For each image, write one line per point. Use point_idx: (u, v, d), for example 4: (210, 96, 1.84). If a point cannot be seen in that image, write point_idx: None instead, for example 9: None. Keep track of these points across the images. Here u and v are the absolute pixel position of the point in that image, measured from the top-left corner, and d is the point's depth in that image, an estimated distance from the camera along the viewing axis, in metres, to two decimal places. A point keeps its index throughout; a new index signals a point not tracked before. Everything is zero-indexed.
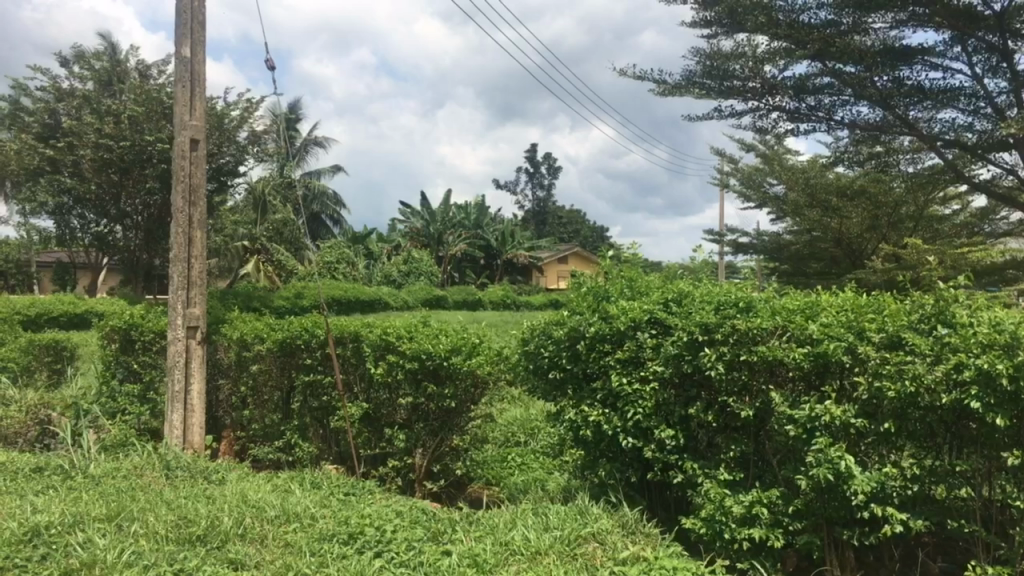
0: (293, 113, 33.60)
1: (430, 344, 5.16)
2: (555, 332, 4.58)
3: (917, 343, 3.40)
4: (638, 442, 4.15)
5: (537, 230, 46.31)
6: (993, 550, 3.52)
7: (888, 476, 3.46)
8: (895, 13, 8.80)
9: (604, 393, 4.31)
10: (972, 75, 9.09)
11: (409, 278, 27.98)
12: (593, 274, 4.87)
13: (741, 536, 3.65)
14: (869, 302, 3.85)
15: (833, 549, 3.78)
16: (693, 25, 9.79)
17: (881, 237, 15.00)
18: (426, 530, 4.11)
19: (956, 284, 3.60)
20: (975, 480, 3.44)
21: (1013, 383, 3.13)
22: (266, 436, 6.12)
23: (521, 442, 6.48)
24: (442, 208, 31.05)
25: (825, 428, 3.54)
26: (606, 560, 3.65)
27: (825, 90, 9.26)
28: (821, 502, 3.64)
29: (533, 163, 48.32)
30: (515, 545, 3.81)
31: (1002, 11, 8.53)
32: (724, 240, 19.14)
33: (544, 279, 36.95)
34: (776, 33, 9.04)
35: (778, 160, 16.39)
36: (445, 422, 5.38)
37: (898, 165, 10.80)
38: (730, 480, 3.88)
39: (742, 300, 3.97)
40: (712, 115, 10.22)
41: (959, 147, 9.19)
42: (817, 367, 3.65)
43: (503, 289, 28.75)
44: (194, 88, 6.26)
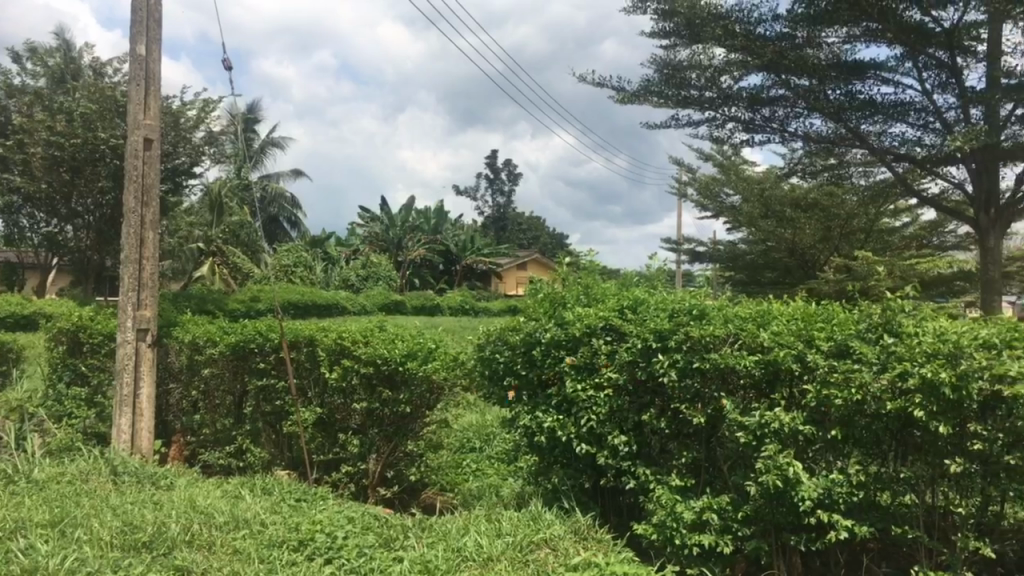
0: (251, 115, 33.27)
1: (385, 349, 5.15)
2: (511, 338, 4.60)
3: (864, 351, 3.47)
4: (591, 448, 4.18)
5: (497, 236, 46.37)
6: (935, 555, 3.58)
7: (835, 483, 3.51)
8: (849, 28, 8.98)
9: (559, 399, 4.33)
10: (922, 91, 9.28)
11: (368, 282, 27.82)
12: (550, 281, 4.89)
13: (691, 542, 3.69)
14: (819, 310, 3.92)
15: (782, 555, 3.82)
16: (653, 34, 9.89)
17: (834, 247, 15.31)
18: (378, 536, 4.08)
19: (904, 294, 3.67)
20: (920, 487, 3.50)
21: (956, 392, 3.18)
22: (217, 441, 6.05)
23: (476, 448, 6.45)
24: (401, 213, 30.96)
25: (774, 434, 3.59)
26: (557, 566, 3.66)
27: (779, 102, 9.39)
28: (769, 508, 3.68)
29: (493, 169, 48.43)
30: (467, 551, 3.80)
31: (951, 28, 8.75)
32: (682, 249, 19.33)
33: (503, 285, 36.95)
34: (733, 44, 9.16)
35: (734, 171, 16.60)
36: (399, 428, 5.36)
37: (850, 178, 11.01)
38: (681, 486, 3.92)
39: (695, 308, 4.01)
40: (670, 123, 10.31)
41: (910, 161, 9.36)
42: (767, 375, 3.70)
43: (462, 294, 28.72)
44: (148, 87, 6.16)
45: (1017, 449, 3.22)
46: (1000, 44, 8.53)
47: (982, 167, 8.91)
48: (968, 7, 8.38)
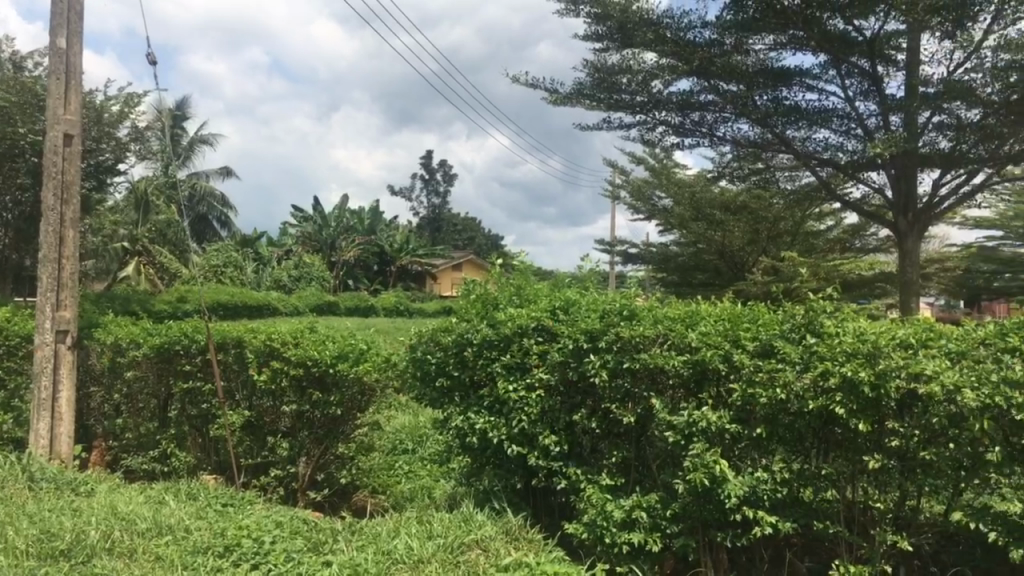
0: (180, 111, 32.51)
1: (316, 350, 5.08)
2: (443, 339, 4.59)
3: (787, 351, 3.55)
4: (522, 449, 4.19)
5: (432, 237, 46.21)
6: (855, 549, 3.68)
7: (759, 481, 3.59)
8: (776, 35, 9.20)
9: (491, 400, 4.33)
10: (845, 98, 9.55)
11: (300, 283, 27.41)
12: (483, 280, 4.89)
13: (620, 541, 3.72)
14: (744, 311, 3.99)
15: (708, 552, 3.88)
16: (586, 37, 9.98)
17: (761, 250, 15.67)
18: (306, 540, 4.01)
19: (826, 296, 3.76)
20: (840, 483, 3.59)
21: (874, 391, 3.28)
22: (141, 446, 5.88)
23: (409, 450, 6.39)
24: (334, 213, 30.63)
25: (702, 433, 3.65)
26: (488, 567, 3.66)
27: (708, 107, 9.55)
28: (697, 505, 3.73)
29: (429, 169, 48.28)
30: (397, 553, 3.78)
31: (873, 37, 9.02)
32: (615, 250, 19.53)
33: (438, 286, 36.83)
34: (663, 50, 9.29)
35: (666, 174, 16.83)
36: (330, 431, 5.29)
37: (777, 182, 11.29)
38: (611, 485, 3.96)
39: (626, 309, 4.05)
40: (602, 126, 10.41)
41: (833, 166, 9.60)
42: (696, 374, 3.76)
43: (397, 295, 28.49)
44: (68, 81, 5.96)
45: (933, 445, 3.32)
46: (918, 53, 8.84)
47: (900, 173, 9.18)
48: (888, 17, 8.66)
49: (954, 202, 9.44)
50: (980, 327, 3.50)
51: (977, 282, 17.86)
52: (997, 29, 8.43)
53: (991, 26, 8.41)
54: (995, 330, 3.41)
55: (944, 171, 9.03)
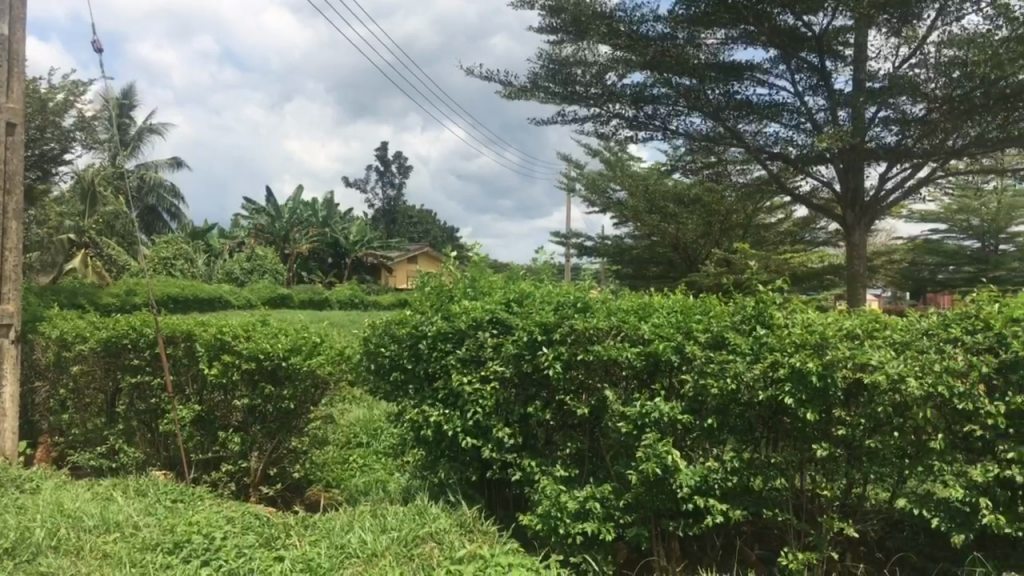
0: (127, 100, 31.82)
1: (268, 344, 5.01)
2: (397, 332, 4.57)
3: (738, 342, 3.60)
4: (477, 441, 4.20)
5: (387, 229, 45.92)
6: (803, 537, 3.74)
7: (710, 470, 3.64)
8: (727, 30, 9.31)
9: (445, 392, 4.32)
10: (794, 93, 9.67)
11: (252, 275, 27.05)
12: (437, 272, 4.86)
13: (574, 531, 3.75)
14: (696, 304, 4.03)
15: (660, 541, 3.93)
16: (540, 29, 9.99)
17: (714, 242, 15.86)
18: (258, 535, 3.97)
19: (776, 288, 3.81)
20: (789, 472, 3.65)
21: (822, 380, 3.34)
22: (88, 441, 5.75)
23: (363, 443, 6.32)
24: (287, 205, 30.27)
25: (655, 424, 3.69)
26: (443, 559, 3.65)
27: (661, 100, 9.63)
28: (650, 496, 3.77)
29: (383, 161, 47.93)
30: (351, 547, 3.76)
31: (821, 33, 9.17)
32: (570, 243, 19.61)
33: (393, 279, 36.60)
34: (617, 43, 9.32)
35: (621, 167, 16.93)
36: (283, 425, 5.23)
37: (730, 175, 11.42)
38: (565, 476, 3.99)
39: (580, 301, 4.07)
40: (557, 119, 10.44)
41: (783, 160, 9.73)
42: (649, 366, 3.79)
43: (350, 288, 28.25)
44: (10, 69, 5.79)
45: (878, 434, 3.39)
46: (865, 49, 9.00)
47: (848, 167, 9.34)
48: (836, 13, 8.80)
49: (899, 195, 9.65)
50: (924, 318, 3.56)
51: (922, 275, 18.21)
52: (941, 25, 8.61)
53: (935, 22, 8.59)
54: (938, 321, 3.47)
55: (890, 165, 9.22)
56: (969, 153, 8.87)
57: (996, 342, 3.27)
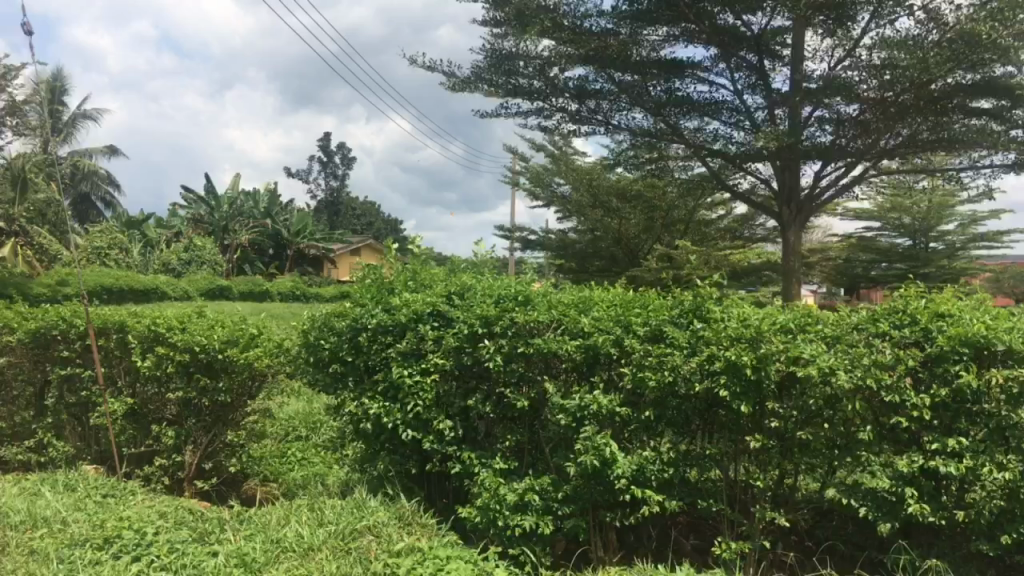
0: (60, 85, 30.90)
1: (203, 336, 4.92)
2: (337, 324, 4.53)
3: (676, 336, 3.65)
4: (417, 434, 4.18)
5: (330, 221, 45.41)
6: (737, 526, 3.82)
7: (647, 461, 3.68)
8: (669, 27, 9.40)
9: (385, 385, 4.29)
10: (734, 91, 9.81)
11: (190, 266, 26.48)
12: (378, 265, 4.83)
13: (513, 523, 3.76)
14: (636, 297, 4.07)
15: (598, 532, 3.97)
16: (484, 22, 9.97)
17: (656, 238, 16.05)
18: (192, 530, 3.90)
19: (712, 282, 3.88)
20: (724, 462, 3.72)
21: (756, 373, 3.41)
22: (14, 435, 5.57)
23: (302, 436, 6.12)
24: (226, 195, 29.72)
25: (593, 416, 3.72)
26: (380, 552, 3.63)
27: (603, 95, 9.69)
28: (588, 487, 3.80)
29: (326, 152, 47.38)
30: (286, 542, 3.72)
31: (760, 33, 9.32)
32: (514, 236, 19.64)
33: (336, 272, 36.15)
34: (561, 37, 9.33)
35: (565, 161, 16.97)
36: (219, 418, 5.14)
37: (671, 171, 11.55)
38: (505, 468, 3.99)
39: (520, 294, 4.09)
40: (500, 113, 10.43)
41: (723, 157, 9.87)
42: (588, 359, 3.82)
43: (292, 280, 27.85)
44: None
45: (810, 425, 3.47)
46: (802, 50, 9.17)
47: (785, 165, 9.51)
48: (774, 13, 8.95)
49: (834, 193, 9.87)
50: (854, 312, 3.65)
51: (855, 271, 18.63)
52: (874, 28, 8.81)
53: (869, 25, 8.79)
54: (867, 315, 3.55)
55: (825, 164, 9.42)
56: (900, 153, 9.12)
57: (922, 336, 3.35)
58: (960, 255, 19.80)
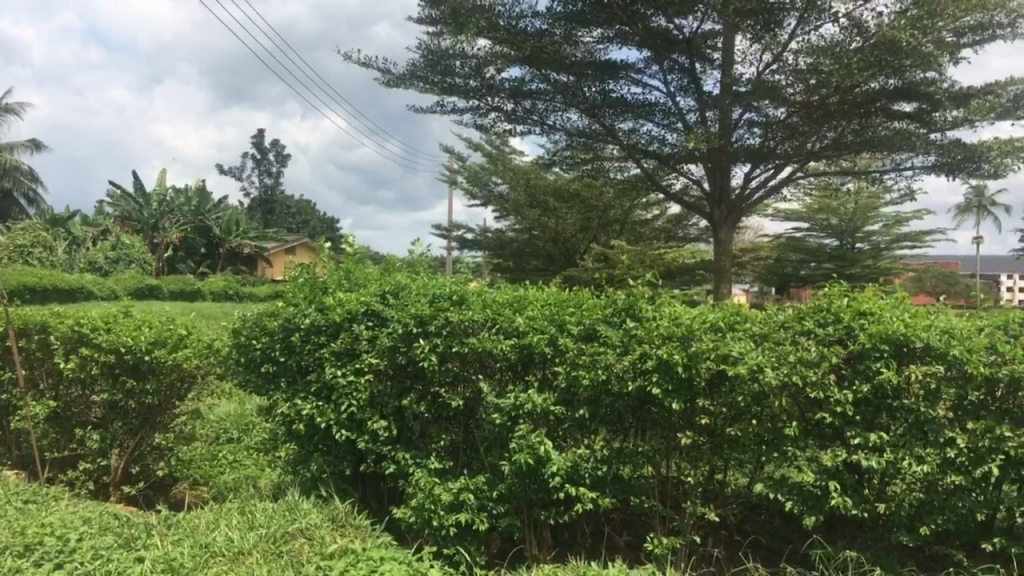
0: None
1: (130, 336, 4.80)
2: (269, 324, 4.46)
3: (609, 335, 3.68)
4: (351, 434, 4.15)
5: (264, 219, 44.64)
6: (668, 522, 3.87)
7: (581, 459, 3.70)
8: (603, 29, 9.49)
9: (318, 385, 4.24)
10: (666, 93, 9.95)
11: (118, 265, 25.74)
12: (311, 264, 4.77)
13: (448, 523, 3.75)
14: (571, 296, 4.10)
15: (532, 530, 3.99)
16: (419, 20, 9.95)
17: (592, 237, 16.24)
18: (117, 535, 3.81)
19: (645, 282, 3.92)
20: (656, 459, 3.78)
21: (687, 371, 3.47)
22: None
23: (234, 439, 6.00)
24: (156, 193, 29.02)
25: (527, 415, 3.74)
26: (312, 555, 3.59)
27: (539, 95, 9.76)
28: (522, 486, 3.82)
29: (260, 149, 46.63)
30: (215, 546, 3.65)
31: (691, 36, 9.46)
32: (452, 235, 19.61)
33: (270, 271, 35.54)
34: (496, 37, 9.34)
35: (502, 161, 16.98)
36: (146, 420, 5.01)
37: (607, 172, 11.65)
38: (440, 468, 3.98)
39: (456, 294, 4.08)
40: (436, 110, 10.41)
41: (656, 158, 10.00)
42: (523, 358, 3.84)
43: (225, 279, 27.30)
44: None
45: (739, 421, 3.55)
46: (732, 53, 9.35)
47: (716, 166, 9.66)
48: (705, 17, 9.10)
49: (764, 195, 10.08)
50: (782, 311, 3.72)
51: (785, 271, 19.09)
52: (801, 33, 9.03)
53: (796, 30, 9.00)
54: (793, 314, 3.62)
55: (755, 166, 9.62)
56: (827, 155, 9.35)
57: (845, 333, 3.44)
58: (884, 255, 20.43)
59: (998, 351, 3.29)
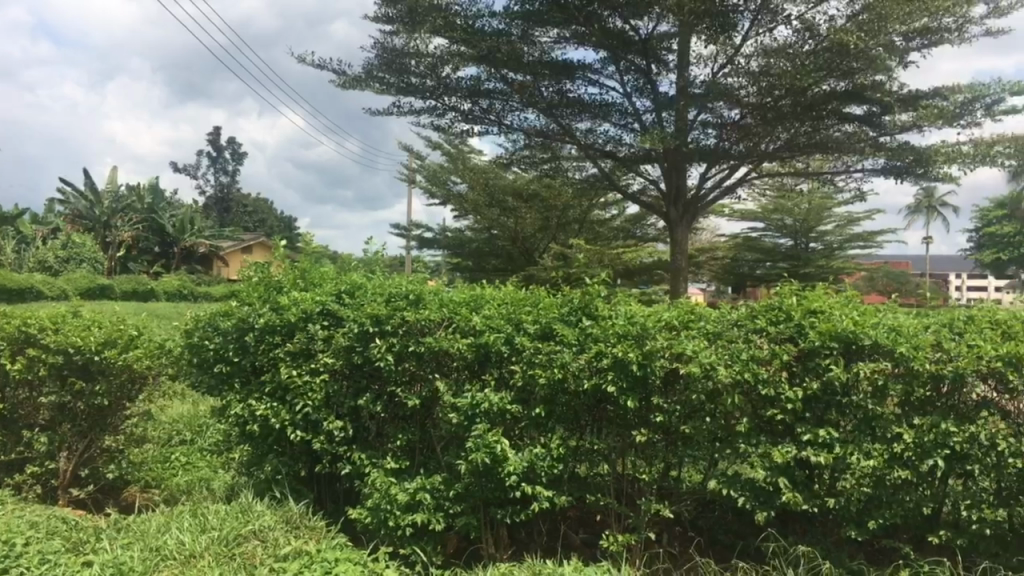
0: None
1: (79, 336, 4.70)
2: (222, 324, 4.40)
3: (565, 333, 3.69)
4: (306, 434, 4.11)
5: (220, 217, 44.06)
6: (624, 519, 3.90)
7: (538, 457, 3.71)
8: (560, 29, 9.51)
9: (273, 386, 4.19)
10: (623, 94, 10.02)
11: (68, 265, 25.24)
12: (266, 264, 4.71)
13: (404, 523, 3.74)
14: (527, 295, 4.10)
15: (489, 529, 3.98)
16: (375, 19, 9.88)
17: (552, 236, 16.38)
18: (65, 540, 3.74)
19: (601, 280, 3.94)
20: (612, 457, 3.81)
21: (642, 369, 3.51)
22: None
23: (187, 440, 5.91)
24: (108, 191, 28.50)
25: (484, 414, 3.73)
26: (266, 558, 3.56)
27: (496, 94, 9.80)
28: (478, 485, 3.81)
29: (216, 146, 46.03)
30: (167, 549, 3.59)
31: (647, 37, 9.53)
32: (411, 235, 19.55)
33: (226, 270, 35.09)
34: (453, 36, 9.32)
35: (461, 160, 16.94)
36: (96, 422, 4.91)
37: (566, 171, 11.69)
38: (396, 468, 3.96)
39: (412, 293, 4.05)
40: (393, 110, 10.36)
41: (613, 158, 10.06)
42: (480, 357, 3.83)
43: (180, 279, 26.90)
44: None
45: (693, 419, 3.59)
46: (687, 54, 9.44)
47: (672, 166, 9.74)
48: (660, 19, 9.17)
49: (719, 195, 10.20)
50: (735, 310, 3.76)
51: (741, 270, 19.27)
52: (755, 36, 9.15)
53: (749, 33, 9.11)
54: (746, 312, 3.66)
55: (709, 166, 9.73)
56: (780, 156, 9.47)
57: (796, 331, 3.49)
58: (837, 255, 20.80)
59: (943, 348, 3.36)
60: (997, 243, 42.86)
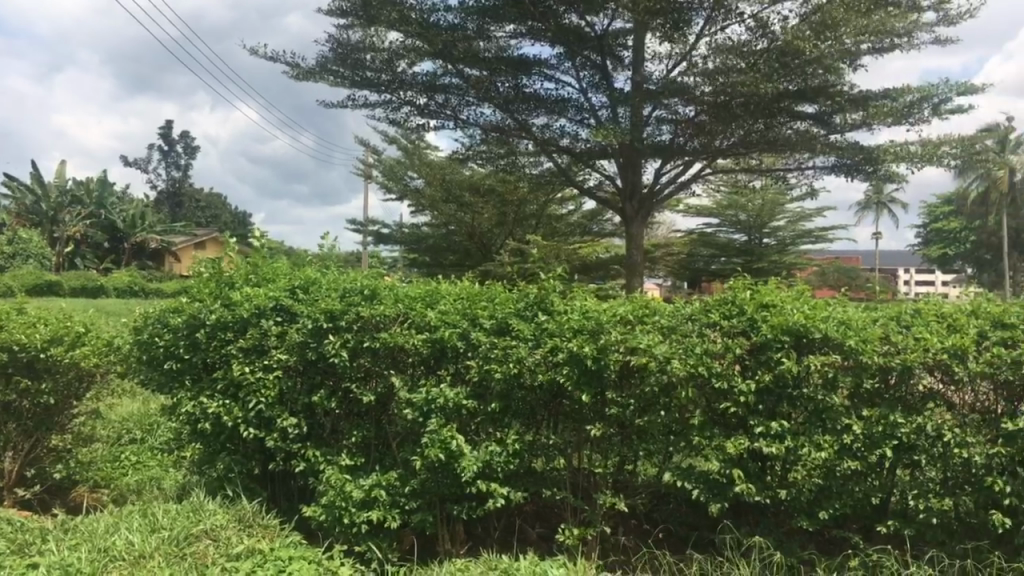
0: None
1: (24, 334, 4.58)
2: (172, 321, 4.32)
3: (521, 328, 3.69)
4: (259, 432, 4.06)
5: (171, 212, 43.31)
6: (579, 513, 3.92)
7: (494, 453, 3.70)
8: (515, 25, 9.48)
9: (225, 383, 4.13)
10: (578, 89, 10.04)
11: (13, 261, 24.61)
12: (217, 259, 4.63)
13: (359, 520, 3.71)
14: (483, 290, 4.08)
15: (445, 525, 3.97)
16: (329, 12, 9.76)
17: (508, 232, 16.35)
18: (9, 543, 3.64)
19: (557, 275, 3.94)
20: (567, 451, 3.83)
21: (596, 363, 3.53)
22: None
23: (137, 439, 5.79)
24: (55, 186, 27.85)
25: (439, 410, 3.72)
26: (218, 557, 3.51)
27: (452, 89, 9.76)
28: (435, 480, 3.79)
29: (168, 140, 45.23)
30: (115, 550, 3.52)
31: (602, 33, 9.56)
32: (368, 230, 19.41)
33: (179, 266, 34.50)
34: (408, 30, 9.25)
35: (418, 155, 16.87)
36: (42, 421, 4.76)
37: (523, 167, 11.69)
38: (351, 465, 3.92)
39: (367, 288, 4.01)
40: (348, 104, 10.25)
41: (570, 153, 10.07)
42: (435, 352, 3.81)
43: (131, 274, 26.38)
44: None
45: (647, 413, 3.61)
46: (642, 51, 9.48)
47: (627, 162, 9.79)
48: (616, 15, 9.20)
49: (674, 190, 10.27)
50: (688, 304, 3.78)
51: (698, 266, 19.38)
52: (708, 33, 9.22)
53: (703, 30, 9.18)
54: (700, 306, 3.69)
55: (664, 162, 9.80)
56: (734, 152, 9.56)
57: (749, 325, 3.53)
58: (790, 250, 21.15)
59: (891, 341, 3.42)
60: (945, 238, 43.86)
